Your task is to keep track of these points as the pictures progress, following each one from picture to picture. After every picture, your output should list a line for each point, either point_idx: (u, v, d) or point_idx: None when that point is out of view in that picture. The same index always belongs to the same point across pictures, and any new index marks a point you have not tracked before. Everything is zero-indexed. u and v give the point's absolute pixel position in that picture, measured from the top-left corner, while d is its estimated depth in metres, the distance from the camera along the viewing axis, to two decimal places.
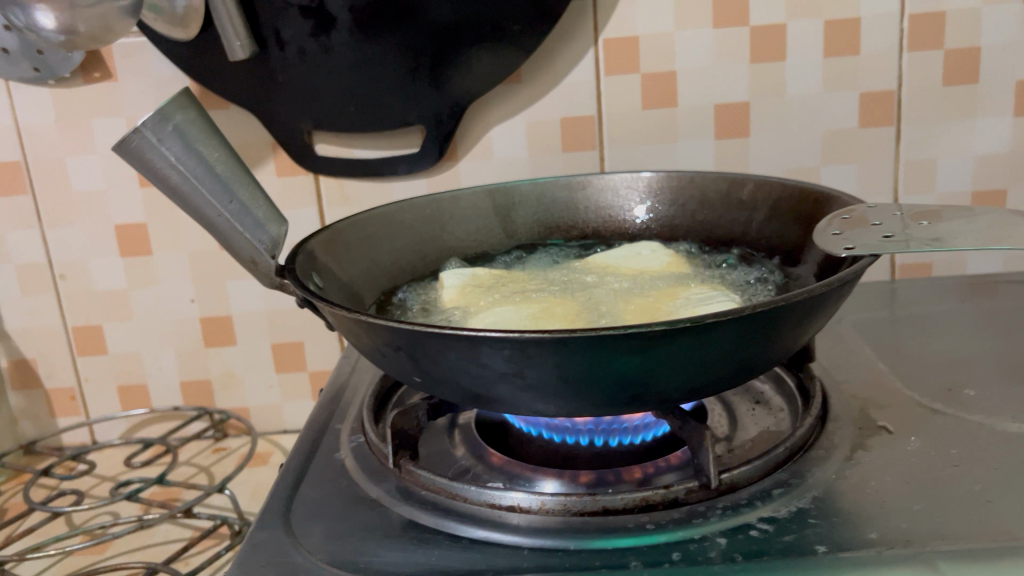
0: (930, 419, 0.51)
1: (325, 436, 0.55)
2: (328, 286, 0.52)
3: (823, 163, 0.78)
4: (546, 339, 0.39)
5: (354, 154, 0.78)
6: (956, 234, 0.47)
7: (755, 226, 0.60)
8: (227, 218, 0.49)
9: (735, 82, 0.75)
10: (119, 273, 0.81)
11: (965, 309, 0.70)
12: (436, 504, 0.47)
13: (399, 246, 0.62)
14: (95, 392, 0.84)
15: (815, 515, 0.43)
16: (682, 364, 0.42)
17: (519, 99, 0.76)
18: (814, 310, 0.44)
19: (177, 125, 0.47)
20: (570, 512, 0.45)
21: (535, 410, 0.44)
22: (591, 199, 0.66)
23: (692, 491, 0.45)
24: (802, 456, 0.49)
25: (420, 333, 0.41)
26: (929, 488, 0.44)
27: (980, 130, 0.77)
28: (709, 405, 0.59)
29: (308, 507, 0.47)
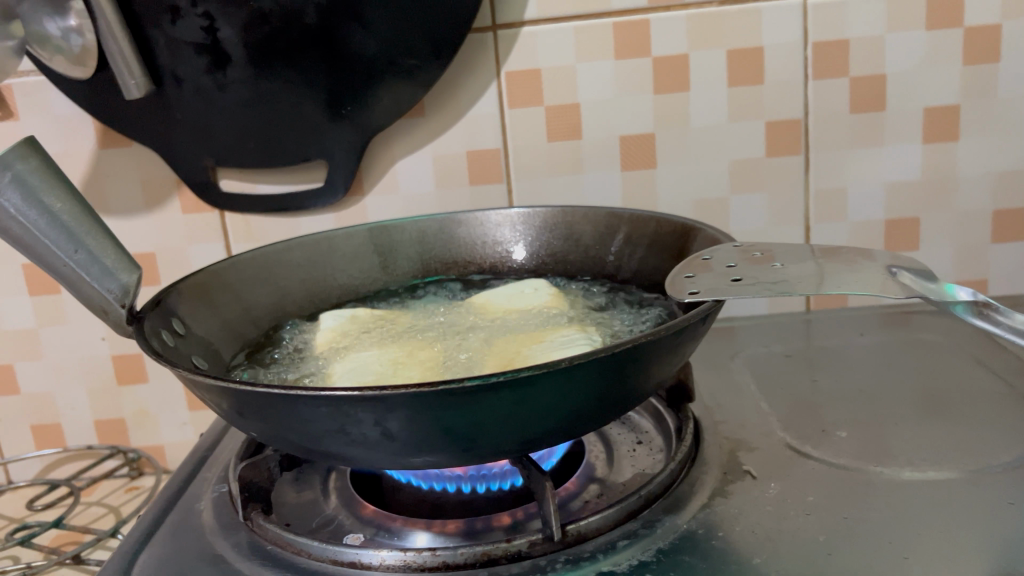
0: (794, 464, 0.50)
1: (192, 486, 0.55)
2: (191, 332, 0.52)
3: (730, 193, 0.77)
4: (357, 397, 0.38)
5: (259, 188, 0.78)
6: (802, 280, 0.47)
7: (637, 260, 0.60)
8: (73, 268, 0.48)
9: (639, 113, 0.75)
10: (28, 312, 0.80)
11: (868, 342, 0.69)
12: (281, 559, 0.46)
13: (284, 285, 0.62)
14: (9, 431, 0.84)
15: (653, 569, 0.42)
16: (511, 418, 0.41)
17: (423, 133, 0.76)
18: (654, 355, 0.43)
19: (17, 175, 0.47)
20: (411, 567, 0.44)
21: (370, 464, 0.43)
22: (488, 234, 0.66)
23: (535, 544, 0.44)
24: (661, 502, 0.48)
25: (239, 392, 0.40)
26: (775, 538, 0.43)
27: (889, 158, 0.76)
28: (590, 444, 0.58)
29: (152, 564, 0.47)
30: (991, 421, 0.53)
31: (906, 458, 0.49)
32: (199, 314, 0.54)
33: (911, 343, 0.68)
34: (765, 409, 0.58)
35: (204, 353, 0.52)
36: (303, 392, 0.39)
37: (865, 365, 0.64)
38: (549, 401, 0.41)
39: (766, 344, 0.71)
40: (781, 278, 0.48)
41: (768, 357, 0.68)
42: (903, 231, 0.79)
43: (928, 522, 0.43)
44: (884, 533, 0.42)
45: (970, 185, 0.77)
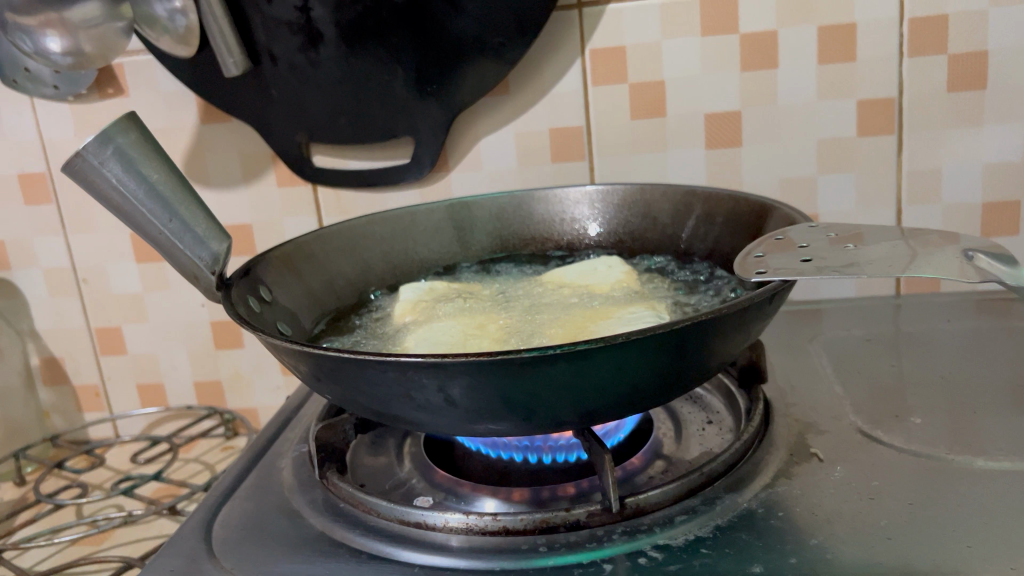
0: (863, 449, 0.49)
1: (275, 447, 0.58)
2: (278, 300, 0.55)
3: (818, 172, 0.76)
4: (419, 363, 0.40)
5: (349, 164, 0.81)
6: (874, 262, 0.46)
7: (713, 239, 0.60)
8: (167, 236, 0.51)
9: (725, 91, 0.74)
10: (135, 278, 0.85)
11: (957, 328, 0.67)
12: (351, 517, 0.49)
13: (368, 257, 0.64)
14: (117, 389, 0.90)
15: (709, 545, 0.42)
16: (569, 389, 0.42)
17: (507, 111, 0.77)
18: (716, 334, 0.43)
19: (118, 147, 0.50)
20: (473, 531, 0.46)
21: (435, 430, 0.45)
22: (567, 211, 0.67)
23: (594, 515, 0.45)
24: (723, 480, 0.48)
25: (311, 354, 0.43)
26: (835, 521, 0.43)
27: (988, 138, 0.73)
28: (660, 421, 0.58)
29: (233, 517, 0.50)
30: None
31: (983, 447, 0.48)
32: (287, 282, 0.56)
33: (1002, 331, 0.65)
34: (839, 392, 0.57)
35: (291, 319, 0.55)
36: (369, 356, 0.41)
37: (951, 352, 0.62)
38: (608, 374, 0.41)
39: (848, 328, 0.69)
40: (854, 259, 0.47)
41: (849, 341, 0.66)
42: (1002, 215, 0.75)
43: (997, 512, 0.42)
44: (948, 523, 0.42)
45: None
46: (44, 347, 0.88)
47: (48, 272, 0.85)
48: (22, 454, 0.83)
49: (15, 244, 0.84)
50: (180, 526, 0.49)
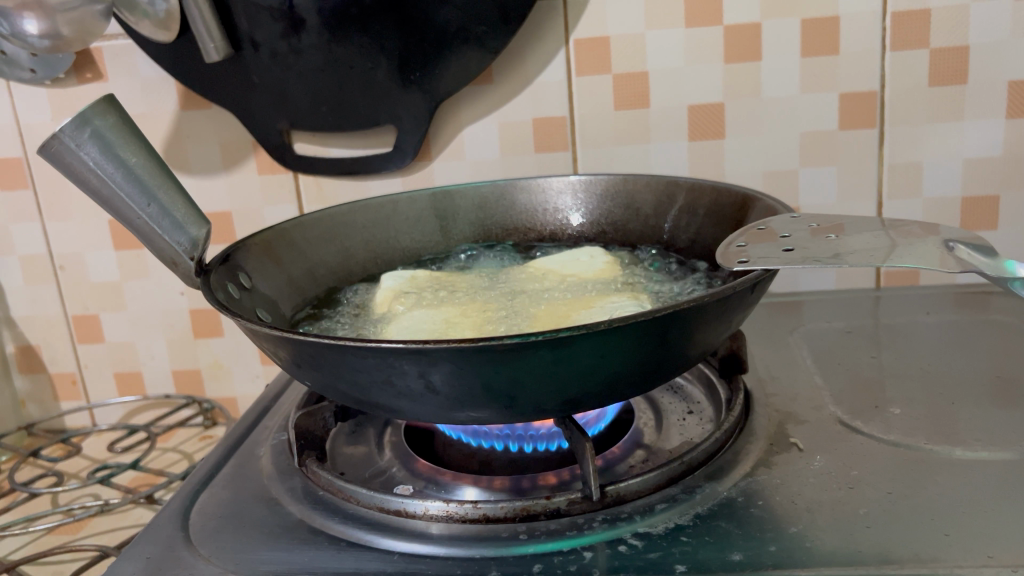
0: (842, 438, 0.49)
1: (254, 434, 0.58)
2: (257, 287, 0.54)
3: (800, 165, 0.76)
4: (400, 349, 0.40)
5: (331, 152, 0.80)
6: (854, 251, 0.46)
7: (694, 230, 0.60)
8: (146, 220, 0.51)
9: (708, 83, 0.74)
10: (113, 265, 0.84)
11: (936, 321, 0.67)
12: (331, 504, 0.48)
13: (349, 246, 0.64)
14: (95, 378, 0.89)
15: (689, 533, 0.42)
16: (549, 377, 0.41)
17: (491, 100, 0.76)
18: (697, 322, 0.43)
19: (96, 129, 0.49)
20: (453, 518, 0.45)
21: (415, 417, 0.45)
22: (550, 201, 0.67)
23: (575, 503, 0.45)
24: (703, 469, 0.48)
25: (290, 340, 0.42)
26: (814, 509, 0.43)
27: (970, 133, 0.73)
28: (641, 410, 0.58)
29: (211, 505, 0.49)
30: None
31: (961, 437, 0.48)
32: (268, 269, 0.56)
33: (980, 324, 0.66)
34: (819, 382, 0.57)
35: (271, 306, 0.55)
36: (349, 342, 0.40)
37: (930, 344, 0.63)
38: (589, 361, 0.41)
39: (828, 319, 0.70)
40: (834, 249, 0.47)
41: (829, 332, 0.67)
42: (982, 210, 0.76)
43: (974, 501, 0.42)
44: (926, 513, 0.42)
45: None
46: (20, 334, 0.87)
47: (24, 258, 0.84)
48: None
49: None
50: (157, 514, 0.49)
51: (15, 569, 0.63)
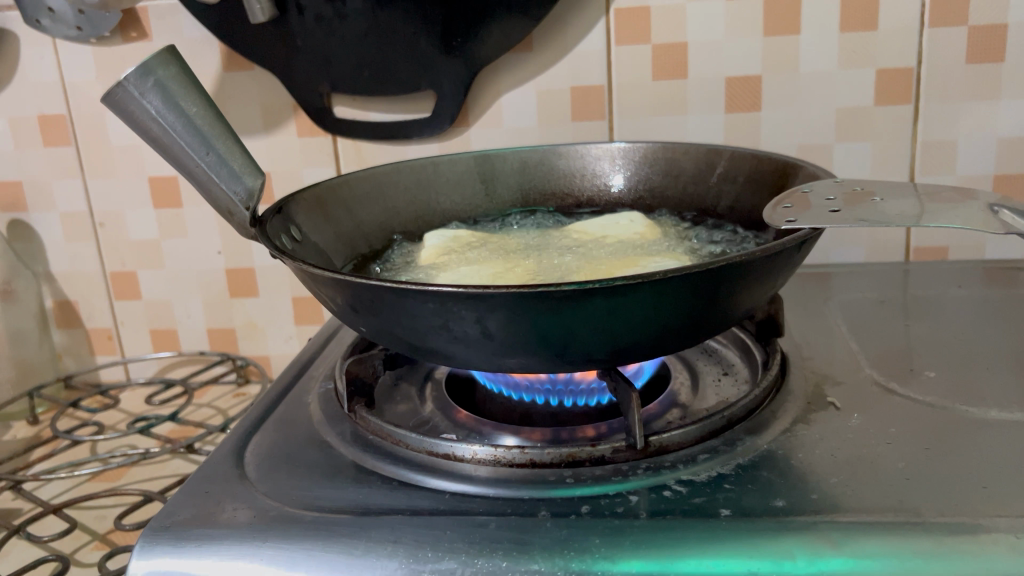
0: (879, 398, 0.51)
1: (300, 382, 0.59)
2: (308, 240, 0.55)
3: (835, 140, 0.77)
4: (459, 294, 0.41)
5: (370, 116, 0.81)
6: (892, 215, 0.47)
7: (732, 197, 0.61)
8: (204, 170, 0.52)
9: (746, 55, 0.75)
10: (152, 223, 0.86)
11: (967, 294, 0.68)
12: (380, 448, 0.50)
13: (392, 205, 0.65)
14: (130, 334, 0.91)
15: (731, 481, 0.44)
16: (602, 326, 0.43)
17: (531, 67, 0.77)
18: (746, 276, 0.44)
19: (159, 79, 0.50)
20: (500, 463, 0.47)
21: (467, 363, 0.46)
22: (589, 166, 0.68)
23: (619, 451, 0.46)
24: (743, 425, 0.49)
25: (351, 284, 0.43)
26: (853, 462, 0.45)
27: (1006, 111, 0.74)
28: (676, 370, 0.59)
29: (263, 445, 0.51)
30: None
31: (996, 400, 0.50)
32: (318, 224, 0.57)
33: (1011, 297, 0.67)
34: (853, 346, 0.58)
35: (321, 259, 0.56)
36: (410, 285, 0.42)
37: (963, 315, 0.64)
38: (640, 312, 0.42)
39: (860, 290, 0.71)
40: (874, 212, 0.48)
41: (861, 302, 0.68)
42: (1014, 188, 0.77)
43: (1011, 458, 0.44)
44: (963, 467, 0.43)
45: None
46: (59, 289, 0.89)
47: (65, 214, 0.86)
48: (36, 393, 0.84)
49: (32, 186, 0.85)
50: (212, 451, 0.51)
51: (61, 511, 0.65)
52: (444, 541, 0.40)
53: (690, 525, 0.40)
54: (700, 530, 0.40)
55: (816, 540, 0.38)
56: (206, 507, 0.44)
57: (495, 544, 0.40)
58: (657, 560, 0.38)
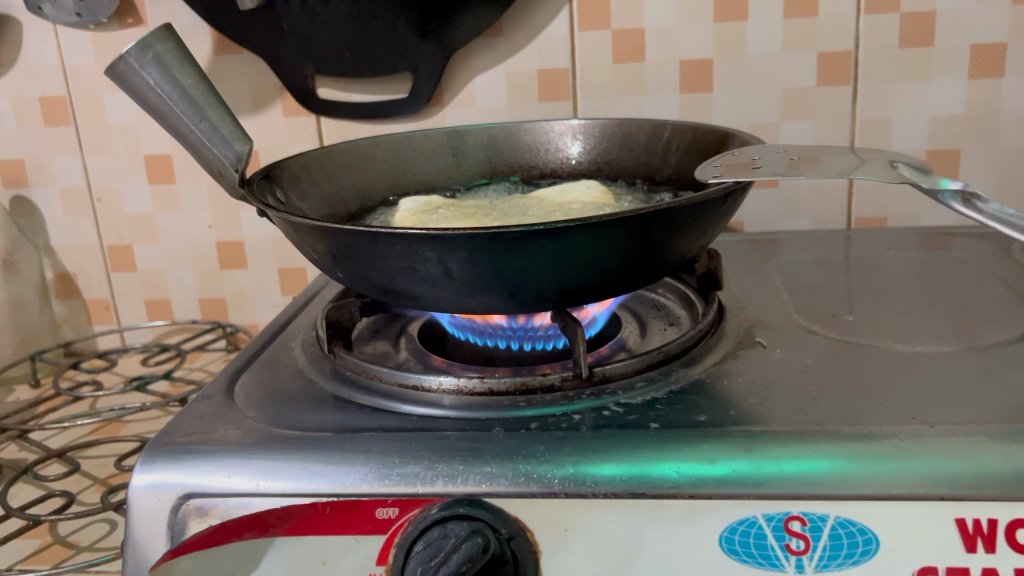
0: (801, 338, 0.57)
1: (286, 332, 0.65)
2: (292, 201, 0.61)
3: (781, 118, 0.83)
4: (422, 237, 0.47)
5: (351, 97, 0.87)
6: (828, 169, 0.53)
7: (673, 163, 0.67)
8: (197, 135, 0.58)
9: (699, 40, 0.81)
10: (147, 198, 0.91)
11: (896, 255, 0.75)
12: (357, 382, 0.56)
13: (371, 174, 0.70)
14: (126, 303, 0.96)
15: (663, 402, 0.50)
16: (548, 266, 0.49)
17: (500, 51, 0.83)
18: (676, 222, 0.50)
19: (157, 53, 0.56)
20: (462, 392, 0.53)
21: (432, 301, 0.52)
22: (552, 141, 0.74)
23: (567, 380, 0.52)
24: (679, 361, 0.55)
25: (328, 231, 0.49)
26: (771, 387, 0.51)
27: (937, 91, 0.80)
28: (626, 322, 0.65)
29: (253, 381, 0.57)
30: (991, 319, 0.59)
31: (903, 340, 0.56)
32: (302, 187, 0.63)
33: (936, 260, 0.73)
34: (785, 297, 0.65)
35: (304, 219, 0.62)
36: (379, 230, 0.48)
37: (890, 274, 0.70)
38: (583, 255, 0.49)
39: (802, 253, 0.77)
40: (812, 169, 0.53)
41: (800, 262, 0.74)
42: (945, 163, 0.83)
43: (906, 382, 0.50)
44: (865, 390, 0.50)
45: (1012, 120, 0.80)
46: (59, 262, 0.94)
47: (65, 190, 0.91)
48: (38, 357, 0.90)
49: (34, 163, 0.90)
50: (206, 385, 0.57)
51: (65, 456, 0.71)
52: (409, 451, 0.46)
53: (623, 435, 0.46)
54: (632, 439, 0.46)
55: (730, 445, 0.44)
56: (201, 427, 0.50)
57: (454, 452, 0.46)
58: (592, 463, 0.44)
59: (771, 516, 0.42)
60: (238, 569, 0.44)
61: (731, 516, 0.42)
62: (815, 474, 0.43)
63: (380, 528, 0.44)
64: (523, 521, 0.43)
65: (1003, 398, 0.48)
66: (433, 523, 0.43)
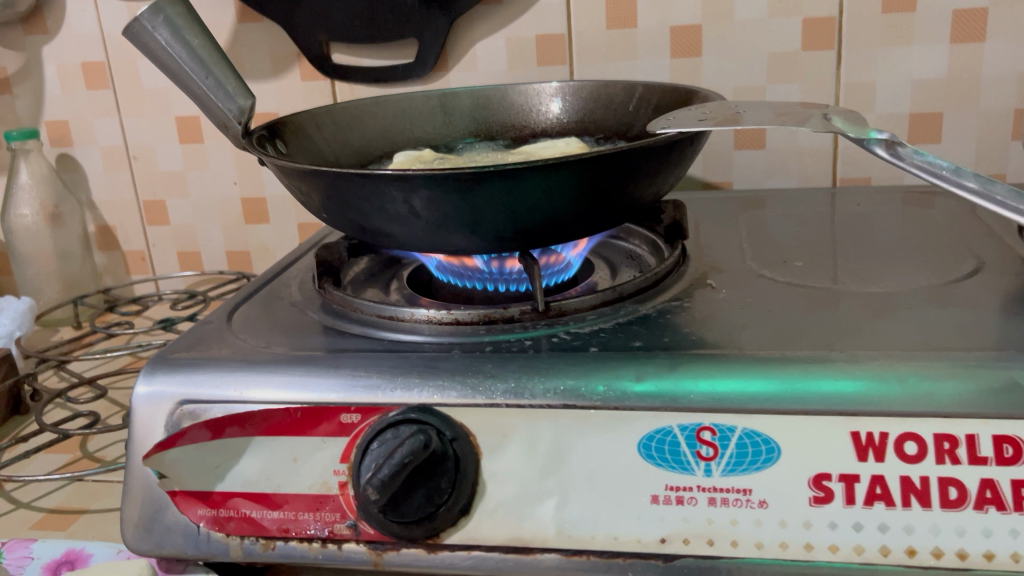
0: (751, 282, 0.62)
1: (288, 271, 0.72)
2: (293, 152, 0.67)
3: (768, 82, 0.87)
4: (389, 178, 0.52)
5: (363, 62, 0.93)
6: (771, 122, 0.57)
7: (645, 120, 0.71)
8: (204, 91, 0.64)
9: (688, 6, 0.85)
10: (178, 156, 0.99)
11: (869, 212, 0.79)
12: (343, 314, 0.62)
13: (372, 132, 0.76)
14: (160, 255, 1.04)
15: (608, 331, 0.55)
16: (503, 206, 0.54)
17: (500, 17, 0.88)
18: (624, 168, 0.55)
19: (167, 16, 0.63)
20: (432, 322, 0.59)
21: (404, 239, 0.58)
22: (541, 103, 0.79)
23: (525, 313, 0.58)
24: (633, 300, 0.60)
25: (311, 173, 0.56)
26: (709, 321, 0.56)
27: (919, 56, 0.83)
28: (600, 269, 0.70)
29: (251, 311, 0.64)
30: (936, 267, 0.63)
31: (845, 283, 0.61)
32: (303, 141, 0.69)
33: (905, 216, 0.77)
34: (747, 247, 0.69)
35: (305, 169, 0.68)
36: (352, 171, 0.53)
37: (856, 229, 0.74)
38: (536, 197, 0.54)
39: (781, 210, 0.81)
40: (760, 121, 0.57)
41: (775, 218, 0.78)
42: (927, 126, 0.86)
43: (834, 318, 0.54)
44: (793, 323, 0.54)
45: (993, 84, 0.83)
46: (100, 216, 1.03)
47: (105, 148, 0.99)
48: (80, 301, 0.98)
49: (76, 124, 0.98)
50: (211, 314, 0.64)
51: (96, 384, 0.79)
52: (374, 366, 0.52)
53: (565, 356, 0.52)
54: (571, 359, 0.51)
55: (657, 365, 0.49)
56: (199, 344, 0.57)
57: (413, 368, 0.52)
58: (532, 378, 0.50)
59: (685, 426, 0.47)
60: (222, 463, 0.51)
61: (650, 426, 0.47)
62: (727, 390, 0.47)
63: (344, 430, 0.50)
64: (467, 427, 0.49)
65: (917, 331, 0.52)
66: (388, 425, 0.49)
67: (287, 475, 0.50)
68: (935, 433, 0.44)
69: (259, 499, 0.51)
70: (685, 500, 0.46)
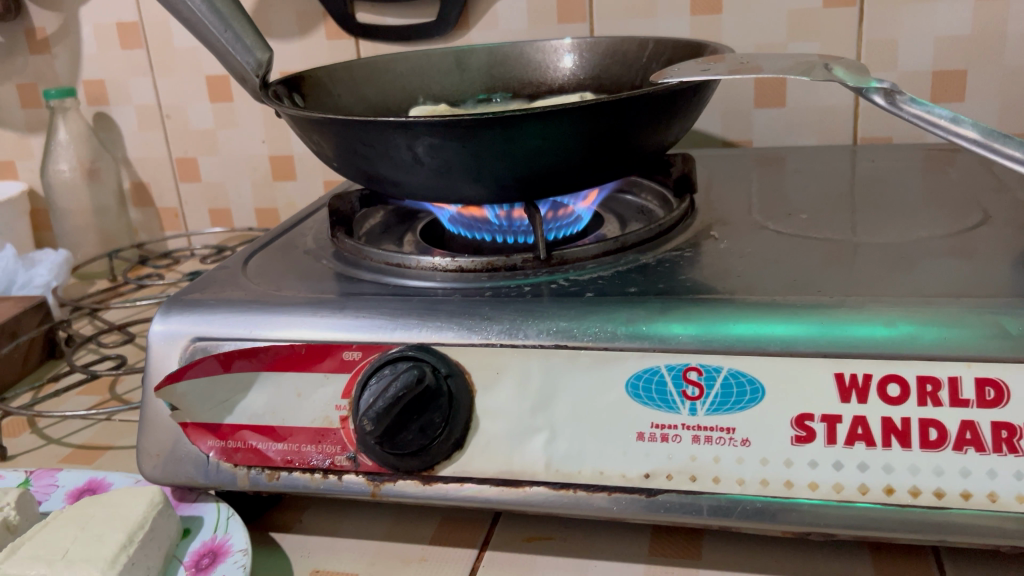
0: (753, 233, 0.62)
1: (306, 223, 0.74)
2: (311, 104, 0.69)
3: (789, 39, 0.86)
4: (392, 124, 0.54)
5: (385, 21, 0.94)
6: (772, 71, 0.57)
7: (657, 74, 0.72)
8: (223, 43, 0.66)
9: None
10: (208, 115, 1.01)
11: (885, 169, 0.78)
12: (353, 262, 0.64)
13: (390, 88, 0.78)
14: (192, 211, 1.07)
15: (606, 279, 0.56)
16: (504, 153, 0.55)
17: None
18: (625, 117, 0.56)
19: None
20: (437, 269, 0.60)
21: (411, 186, 0.59)
22: (558, 59, 0.80)
23: (527, 261, 0.59)
24: (634, 251, 0.61)
25: (320, 121, 0.57)
26: (707, 269, 0.56)
27: (942, 12, 0.82)
28: (609, 223, 0.71)
29: (266, 258, 0.66)
30: (942, 220, 0.63)
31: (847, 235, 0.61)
32: (320, 95, 0.71)
33: (921, 173, 0.76)
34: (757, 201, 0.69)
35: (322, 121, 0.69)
36: (357, 118, 0.55)
37: (869, 185, 0.74)
38: (537, 144, 0.55)
39: (796, 167, 0.81)
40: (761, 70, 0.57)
41: (789, 174, 0.78)
42: (951, 83, 0.85)
43: (830, 266, 0.55)
44: (789, 271, 0.55)
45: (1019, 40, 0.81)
46: (135, 173, 1.06)
47: (139, 107, 1.02)
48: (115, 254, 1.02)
49: (112, 83, 1.02)
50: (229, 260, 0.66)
51: (126, 331, 0.82)
52: (377, 307, 0.54)
53: (560, 300, 0.53)
54: (567, 302, 0.52)
55: (649, 308, 0.50)
56: (213, 287, 0.60)
57: (413, 310, 0.53)
58: (526, 320, 0.51)
59: (672, 366, 0.48)
60: (230, 397, 0.53)
61: (638, 365, 0.48)
62: (715, 332, 0.48)
63: (346, 367, 0.52)
64: (463, 365, 0.51)
65: (912, 279, 0.52)
66: (386, 362, 0.50)
67: (291, 409, 0.52)
68: (917, 375, 0.45)
69: (265, 432, 0.53)
70: (670, 438, 0.48)
